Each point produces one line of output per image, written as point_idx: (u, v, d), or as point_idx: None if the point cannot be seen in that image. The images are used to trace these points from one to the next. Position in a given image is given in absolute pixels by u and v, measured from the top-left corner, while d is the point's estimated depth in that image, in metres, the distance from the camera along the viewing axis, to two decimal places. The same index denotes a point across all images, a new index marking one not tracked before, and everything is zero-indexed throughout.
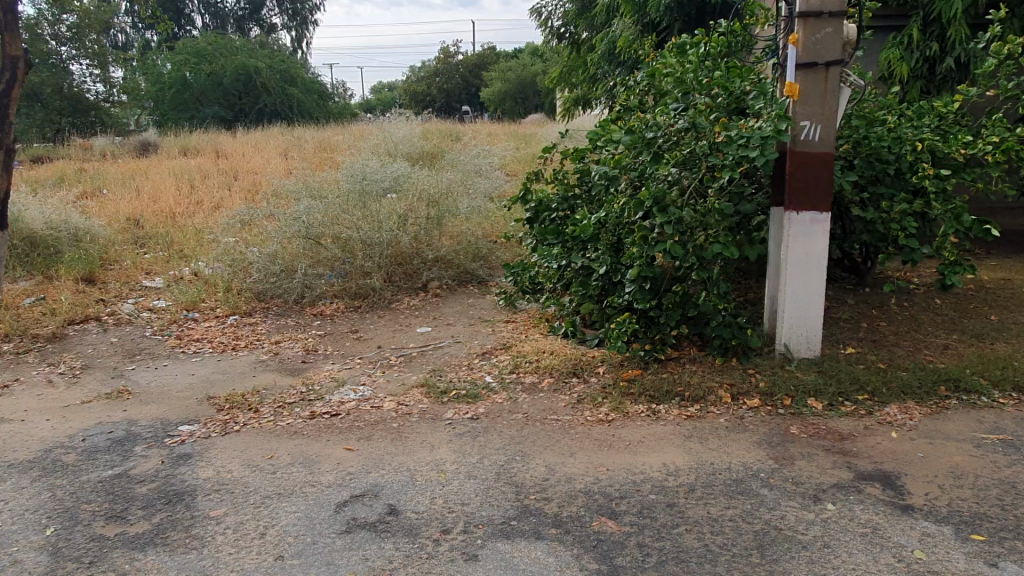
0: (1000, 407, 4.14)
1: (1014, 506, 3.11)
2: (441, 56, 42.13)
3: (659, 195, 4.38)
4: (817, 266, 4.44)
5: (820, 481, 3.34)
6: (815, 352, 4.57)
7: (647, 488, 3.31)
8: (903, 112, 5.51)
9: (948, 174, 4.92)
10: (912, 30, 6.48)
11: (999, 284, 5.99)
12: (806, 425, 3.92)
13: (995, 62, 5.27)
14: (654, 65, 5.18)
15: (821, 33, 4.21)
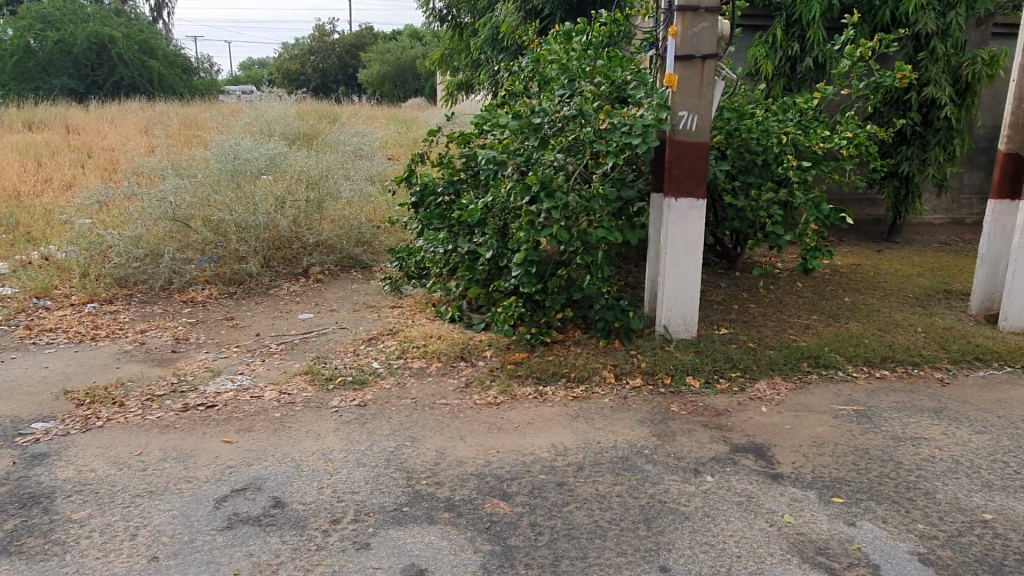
0: (854, 380, 4.51)
1: (868, 470, 3.40)
2: (317, 34, 40.68)
3: (546, 180, 4.43)
4: (695, 250, 4.64)
5: (699, 455, 3.52)
6: (692, 333, 4.79)
7: (537, 468, 3.35)
8: (769, 107, 5.84)
9: (809, 166, 5.27)
10: (776, 30, 6.88)
11: (850, 268, 6.53)
12: (685, 403, 4.11)
13: (849, 63, 5.70)
14: (539, 51, 5.21)
15: (698, 27, 4.38)
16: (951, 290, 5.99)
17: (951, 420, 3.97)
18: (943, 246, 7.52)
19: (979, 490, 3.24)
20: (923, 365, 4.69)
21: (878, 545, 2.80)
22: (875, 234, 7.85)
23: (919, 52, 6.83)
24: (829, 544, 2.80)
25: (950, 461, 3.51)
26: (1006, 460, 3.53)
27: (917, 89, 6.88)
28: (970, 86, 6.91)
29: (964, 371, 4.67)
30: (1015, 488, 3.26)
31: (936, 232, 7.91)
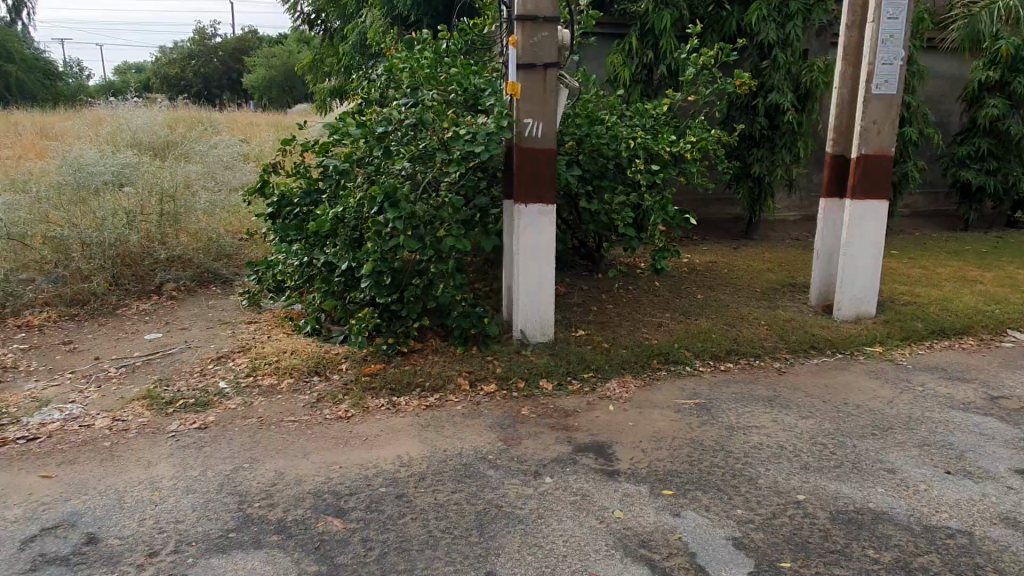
0: (700, 374, 4.73)
1: (700, 461, 3.57)
2: (196, 37, 38.93)
3: (390, 190, 4.44)
4: (546, 255, 4.73)
5: (543, 457, 3.58)
6: (549, 336, 4.89)
7: (378, 481, 3.32)
8: (623, 113, 6.02)
9: (658, 169, 5.43)
10: (631, 39, 7.12)
11: (706, 266, 6.84)
12: (536, 405, 4.18)
13: (693, 71, 5.97)
14: (391, 59, 5.21)
15: (538, 36, 4.48)
16: (795, 283, 6.38)
17: (782, 407, 4.21)
18: (794, 242, 8.00)
19: (797, 473, 3.46)
20: (764, 356, 4.97)
21: (698, 534, 2.94)
22: (733, 232, 8.26)
23: (763, 61, 7.23)
24: (653, 537, 2.91)
25: (776, 447, 3.73)
26: (825, 442, 3.78)
27: (763, 95, 7.27)
28: (810, 92, 7.36)
29: (800, 360, 4.98)
30: (829, 468, 3.50)
31: (789, 228, 8.41)
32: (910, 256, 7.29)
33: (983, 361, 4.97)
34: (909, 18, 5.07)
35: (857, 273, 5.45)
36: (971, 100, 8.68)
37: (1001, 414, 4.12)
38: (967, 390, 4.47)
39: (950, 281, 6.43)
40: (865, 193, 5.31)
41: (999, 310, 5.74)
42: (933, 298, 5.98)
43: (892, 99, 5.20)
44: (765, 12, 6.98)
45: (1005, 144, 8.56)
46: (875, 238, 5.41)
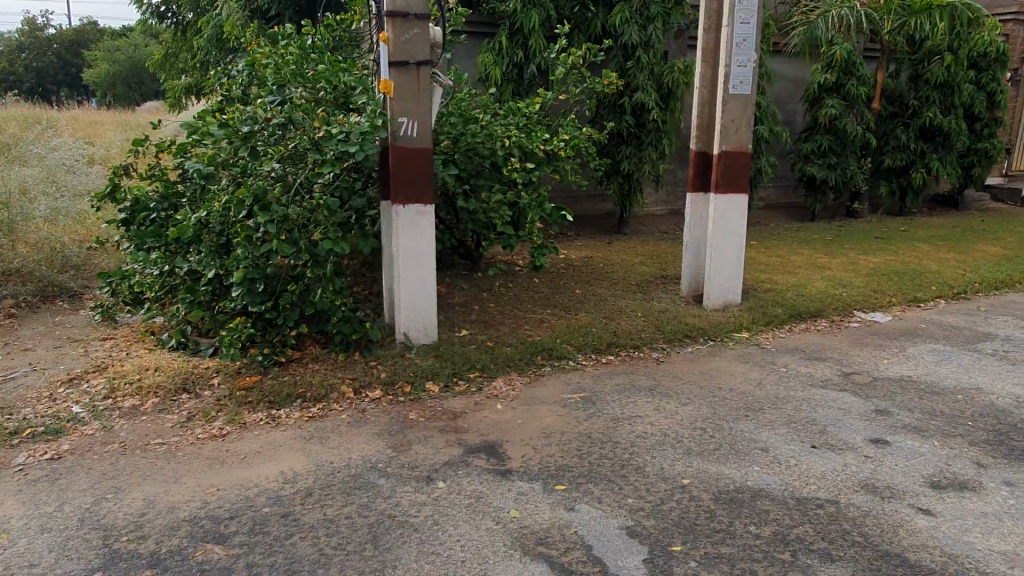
0: (583, 367, 4.82)
1: (589, 454, 3.63)
2: (25, 28, 35.48)
3: (259, 193, 4.20)
4: (427, 255, 4.66)
5: (433, 461, 3.52)
6: (433, 338, 4.82)
7: (261, 501, 3.13)
8: (496, 111, 6.03)
9: (533, 167, 5.50)
10: (501, 38, 7.15)
11: (583, 261, 7.00)
12: (423, 409, 4.11)
13: (562, 71, 6.07)
14: (253, 54, 4.94)
15: (409, 34, 4.40)
16: (666, 274, 6.65)
17: (662, 396, 4.37)
18: (662, 235, 8.35)
19: (680, 458, 3.59)
20: (642, 347, 5.15)
21: (592, 526, 2.98)
22: (605, 227, 8.51)
23: (628, 61, 7.48)
24: (549, 533, 2.93)
25: (659, 435, 3.85)
26: (704, 427, 3.95)
27: (629, 94, 7.52)
28: (672, 92, 7.68)
29: (676, 349, 5.20)
30: (709, 451, 3.67)
31: (657, 222, 8.77)
32: (766, 246, 7.80)
33: (835, 341, 5.39)
34: (759, 22, 5.40)
35: (722, 263, 5.75)
36: (812, 100, 9.38)
37: (854, 389, 4.48)
38: (824, 368, 4.83)
39: (803, 268, 6.94)
40: (727, 188, 5.61)
41: (845, 293, 6.25)
42: (789, 284, 6.42)
43: (747, 99, 5.52)
44: (628, 15, 7.23)
45: (843, 141, 9.34)
46: (737, 229, 5.73)
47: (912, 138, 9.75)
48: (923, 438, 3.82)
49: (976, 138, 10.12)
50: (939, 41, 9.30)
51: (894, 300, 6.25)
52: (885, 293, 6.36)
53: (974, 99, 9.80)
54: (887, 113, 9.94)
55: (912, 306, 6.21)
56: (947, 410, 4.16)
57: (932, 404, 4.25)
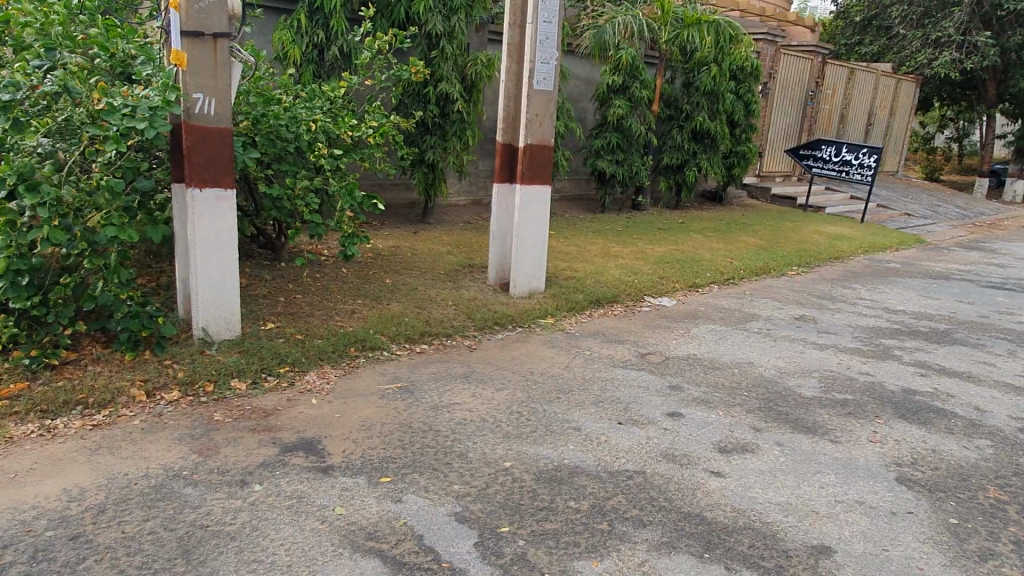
0: (398, 357, 4.76)
1: (412, 443, 3.60)
2: None
3: (25, 171, 3.64)
4: (228, 244, 4.34)
5: (245, 464, 3.29)
6: (235, 332, 4.50)
7: (42, 525, 2.74)
8: (297, 93, 5.72)
9: (341, 153, 5.30)
10: (299, 15, 6.80)
11: (389, 250, 6.91)
12: (229, 409, 3.83)
13: (368, 55, 5.90)
14: (7, 9, 4.25)
15: (204, 2, 4.04)
16: (473, 263, 6.77)
17: (478, 382, 4.45)
18: (466, 224, 8.48)
19: (500, 442, 3.69)
20: (455, 335, 5.19)
21: (422, 516, 2.97)
22: (410, 216, 8.48)
23: (432, 51, 7.43)
24: (378, 527, 2.86)
25: (478, 421, 3.92)
26: (520, 410, 4.09)
27: (433, 84, 7.49)
28: (475, 84, 7.78)
29: (487, 336, 5.32)
30: (526, 434, 3.80)
31: (460, 212, 8.89)
32: (564, 236, 8.23)
33: (630, 324, 5.83)
34: (560, 22, 5.64)
35: (527, 252, 5.96)
36: (601, 100, 9.97)
37: (650, 367, 4.89)
38: (622, 350, 5.21)
39: (598, 257, 7.41)
40: (531, 180, 5.82)
41: (636, 280, 6.78)
42: (587, 272, 6.83)
43: (549, 96, 5.75)
44: (431, 4, 7.18)
45: (628, 139, 10.09)
46: (540, 219, 5.97)
47: (685, 139, 10.77)
48: (710, 409, 4.25)
49: (736, 142, 11.42)
50: (707, 52, 10.34)
51: (677, 285, 6.89)
52: (669, 279, 7.00)
53: (734, 106, 11.04)
54: (665, 115, 10.87)
55: (691, 291, 6.89)
56: (726, 383, 4.68)
57: (713, 377, 4.75)
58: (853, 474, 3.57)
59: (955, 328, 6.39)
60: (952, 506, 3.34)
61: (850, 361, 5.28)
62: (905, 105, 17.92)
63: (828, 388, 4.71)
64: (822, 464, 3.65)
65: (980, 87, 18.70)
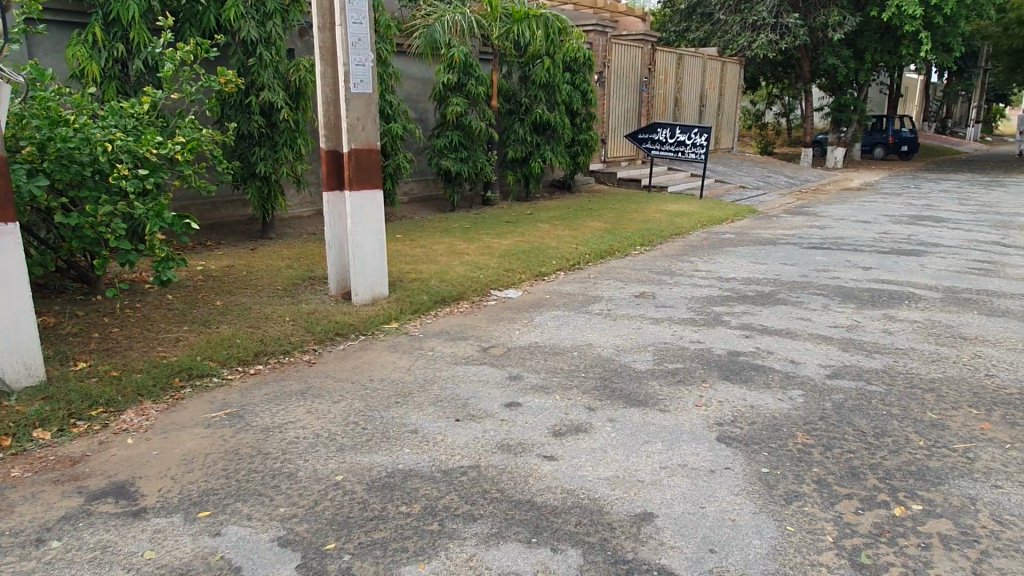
0: (229, 383, 4.52)
1: (237, 471, 3.43)
2: None
3: None
4: (16, 284, 3.95)
5: (45, 519, 3.02)
6: (39, 377, 4.12)
7: None
8: (93, 112, 5.31)
9: (146, 173, 4.96)
10: (94, 29, 6.33)
11: (223, 270, 6.58)
12: (30, 462, 3.50)
13: (171, 67, 5.56)
14: None
15: None
16: (314, 275, 6.57)
17: (313, 397, 4.31)
18: (309, 236, 8.23)
19: (332, 456, 3.58)
20: (292, 352, 5.00)
21: (241, 546, 2.83)
22: (248, 232, 8.12)
23: (249, 58, 7.12)
24: (191, 566, 2.71)
25: (311, 437, 3.79)
26: (357, 420, 4.00)
27: (254, 93, 7.19)
28: (300, 90, 7.55)
29: (328, 348, 5.16)
30: (361, 443, 3.72)
31: (302, 223, 8.63)
32: (411, 237, 8.16)
33: (475, 319, 5.86)
34: (371, 23, 5.56)
35: (365, 259, 5.84)
36: (439, 99, 9.95)
37: (491, 360, 4.92)
38: (465, 346, 5.21)
39: (444, 256, 7.39)
40: (361, 184, 5.71)
41: (482, 275, 6.82)
42: (432, 273, 6.80)
43: (369, 98, 5.68)
44: (242, 10, 6.86)
45: (470, 136, 10.13)
46: (374, 224, 5.88)
47: (527, 132, 10.95)
48: (548, 394, 4.34)
49: (577, 131, 11.74)
50: (539, 46, 10.56)
51: (523, 276, 6.99)
52: (515, 271, 7.10)
53: (571, 97, 11.34)
54: (505, 109, 11.01)
55: (537, 280, 7.01)
56: (565, 367, 4.79)
57: (552, 363, 4.85)
58: (677, 439, 3.74)
59: (778, 289, 6.87)
60: (764, 456, 3.57)
61: (682, 331, 5.55)
62: (733, 85, 19.11)
63: (660, 360, 4.92)
64: (651, 434, 3.80)
65: (797, 64, 20.27)
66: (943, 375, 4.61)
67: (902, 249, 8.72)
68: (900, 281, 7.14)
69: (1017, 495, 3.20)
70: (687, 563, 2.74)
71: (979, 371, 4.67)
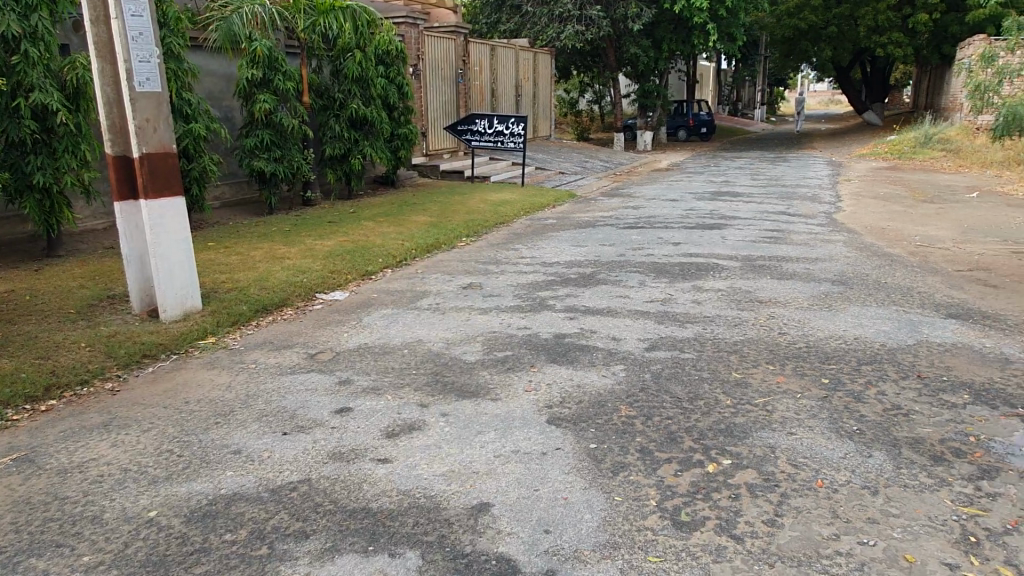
0: (15, 424, 4.00)
1: (29, 523, 3.04)
2: None
3: None
4: None
5: None
6: None
7: None
8: None
9: None
10: None
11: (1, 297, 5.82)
12: None
13: None
14: None
15: None
16: (113, 295, 5.98)
17: (119, 429, 3.92)
18: (107, 250, 7.49)
19: (143, 491, 3.28)
20: (91, 381, 4.51)
21: None
22: (32, 252, 7.25)
23: (13, 56, 6.31)
24: None
25: (119, 474, 3.44)
26: (171, 448, 3.69)
27: (24, 95, 6.39)
28: (79, 91, 6.86)
29: (134, 372, 4.71)
30: (177, 472, 3.44)
31: (98, 237, 7.84)
32: (224, 245, 7.66)
33: (300, 326, 5.62)
34: (153, 17, 5.13)
35: (173, 271, 5.43)
36: (244, 96, 9.40)
37: (318, 367, 4.75)
38: (290, 355, 4.98)
39: (263, 262, 7.01)
40: (158, 192, 5.27)
41: (305, 279, 6.56)
42: (250, 281, 6.43)
43: (159, 97, 5.24)
44: None
45: (282, 134, 9.67)
46: (177, 233, 5.45)
47: (344, 128, 10.65)
48: (379, 395, 4.25)
49: (396, 125, 11.58)
50: (349, 39, 10.29)
51: (349, 277, 6.81)
52: (340, 272, 6.89)
53: (387, 90, 11.17)
54: (318, 105, 10.63)
55: (364, 280, 6.86)
56: (396, 365, 4.72)
57: (382, 363, 4.76)
58: (510, 426, 3.81)
59: (598, 269, 7.20)
60: (591, 432, 3.72)
61: (511, 319, 5.66)
62: (546, 75, 19.74)
63: (490, 349, 4.99)
64: (483, 425, 3.83)
65: (604, 55, 21.35)
66: (744, 337, 5.06)
67: (705, 224, 9.45)
68: (705, 254, 7.73)
69: (808, 439, 3.57)
70: (523, 547, 2.79)
71: (774, 330, 5.17)
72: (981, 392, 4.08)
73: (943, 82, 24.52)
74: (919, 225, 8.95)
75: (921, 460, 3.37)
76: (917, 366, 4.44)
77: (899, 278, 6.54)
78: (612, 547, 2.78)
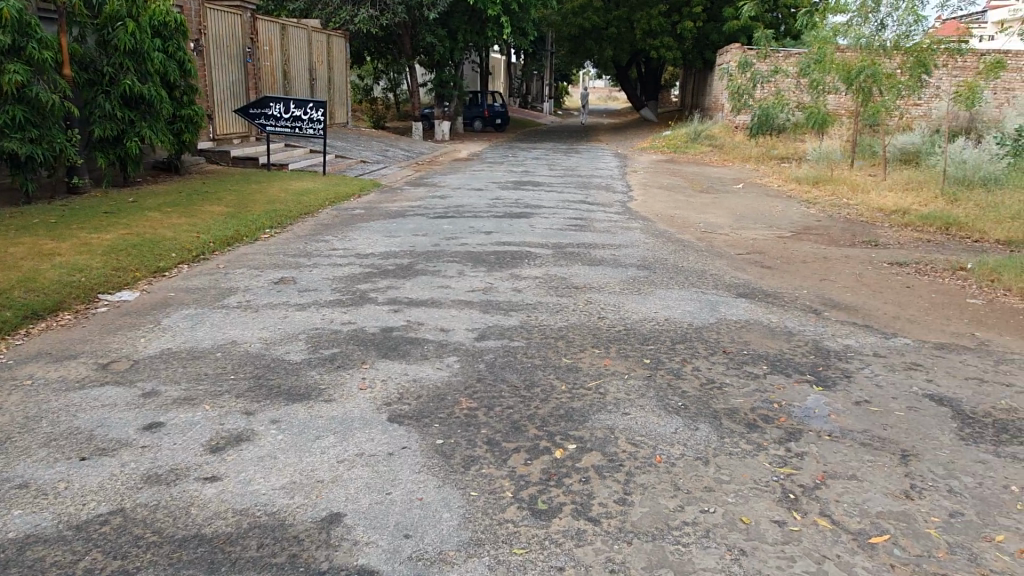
0: None
1: None
2: None
3: None
4: None
5: None
6: None
7: None
8: None
9: None
10: None
11: None
12: None
13: None
14: None
15: None
16: None
17: None
18: None
19: None
20: None
21: None
22: None
23: None
24: None
25: None
26: None
27: None
28: None
29: None
30: None
31: None
32: None
33: (84, 332, 4.90)
34: None
35: None
36: None
37: (114, 378, 4.16)
38: (75, 367, 4.31)
39: (26, 260, 6.02)
40: None
41: (83, 278, 5.73)
42: (12, 282, 5.48)
43: None
44: None
45: (39, 110, 8.36)
46: None
47: (116, 106, 9.46)
48: (195, 406, 3.81)
49: (178, 105, 10.51)
50: (117, 6, 9.16)
51: (138, 275, 6.07)
52: (126, 269, 6.12)
53: (167, 67, 10.08)
54: (83, 79, 9.33)
55: (157, 278, 6.16)
56: (209, 371, 4.27)
57: (192, 370, 4.28)
58: (349, 428, 3.60)
59: (415, 260, 7.07)
60: (436, 428, 3.63)
61: (332, 314, 5.36)
62: (340, 59, 19.06)
63: (315, 347, 4.69)
64: (320, 429, 3.59)
65: (398, 41, 21.07)
66: (567, 323, 5.23)
67: (512, 213, 9.66)
68: (517, 242, 7.91)
69: (641, 417, 3.76)
70: (384, 556, 2.64)
71: (594, 315, 5.41)
72: (776, 362, 4.57)
73: (706, 84, 27.24)
74: (700, 213, 9.86)
75: (738, 428, 3.69)
76: (721, 343, 4.87)
77: (692, 262, 7.14)
78: (476, 544, 2.72)
